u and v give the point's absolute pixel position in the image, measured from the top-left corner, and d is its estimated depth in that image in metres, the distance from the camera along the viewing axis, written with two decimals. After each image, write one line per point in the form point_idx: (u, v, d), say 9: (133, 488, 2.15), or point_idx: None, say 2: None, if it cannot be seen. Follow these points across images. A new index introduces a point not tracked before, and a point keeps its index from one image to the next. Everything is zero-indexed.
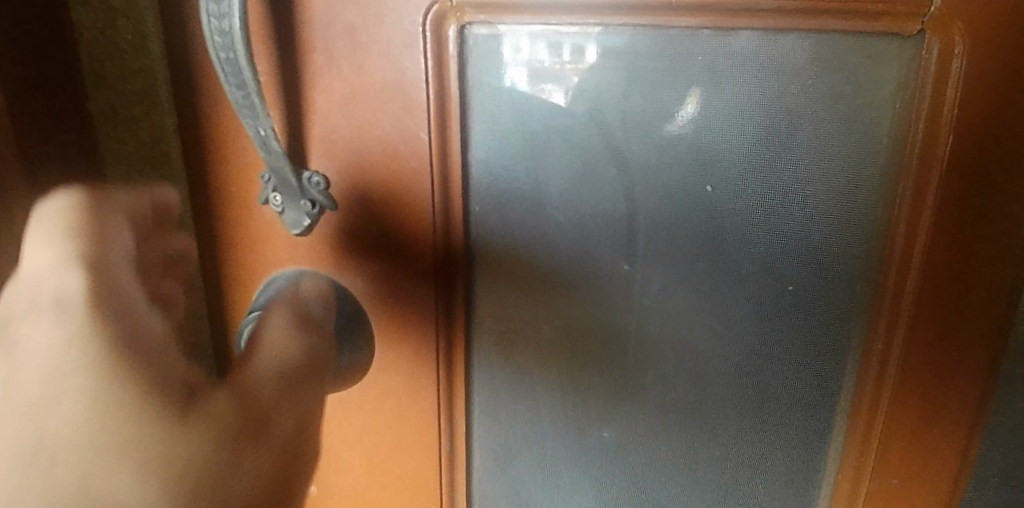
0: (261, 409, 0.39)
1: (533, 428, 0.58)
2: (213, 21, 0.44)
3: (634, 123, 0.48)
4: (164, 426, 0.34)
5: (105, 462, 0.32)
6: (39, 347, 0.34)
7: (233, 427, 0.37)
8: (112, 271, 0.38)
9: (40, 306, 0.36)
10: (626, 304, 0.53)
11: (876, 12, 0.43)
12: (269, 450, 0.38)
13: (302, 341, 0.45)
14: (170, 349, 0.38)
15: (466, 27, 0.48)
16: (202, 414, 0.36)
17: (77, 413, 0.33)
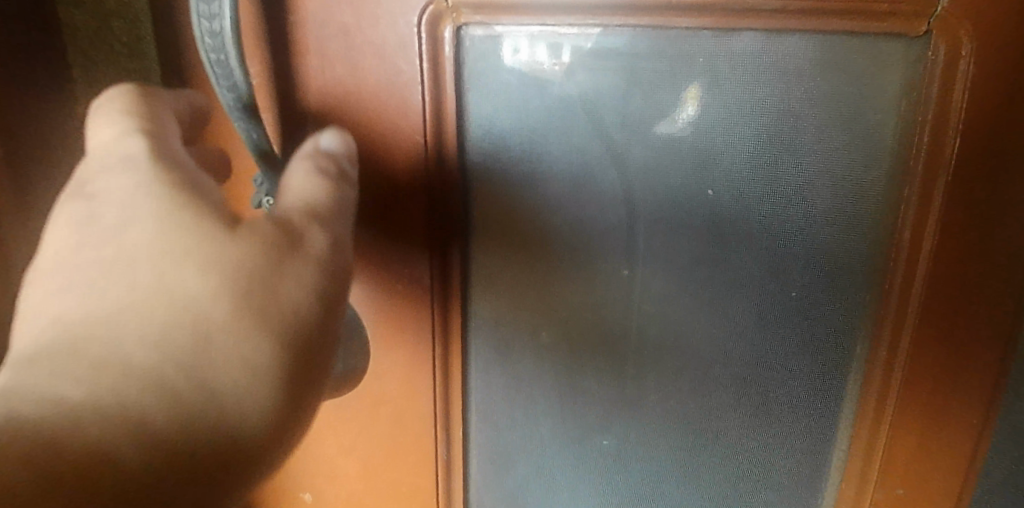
0: (297, 222, 0.36)
1: (531, 436, 0.57)
2: (203, 22, 0.43)
3: (634, 126, 0.47)
4: (213, 237, 0.32)
5: (146, 306, 0.30)
6: (111, 196, 0.33)
7: (286, 240, 0.35)
8: (163, 137, 0.37)
9: (108, 170, 0.34)
10: (626, 309, 0.52)
11: (882, 12, 0.41)
12: (312, 259, 0.35)
13: (328, 197, 0.39)
14: (214, 192, 0.35)
15: (462, 28, 0.47)
16: (228, 246, 0.32)
17: (148, 231, 0.32)
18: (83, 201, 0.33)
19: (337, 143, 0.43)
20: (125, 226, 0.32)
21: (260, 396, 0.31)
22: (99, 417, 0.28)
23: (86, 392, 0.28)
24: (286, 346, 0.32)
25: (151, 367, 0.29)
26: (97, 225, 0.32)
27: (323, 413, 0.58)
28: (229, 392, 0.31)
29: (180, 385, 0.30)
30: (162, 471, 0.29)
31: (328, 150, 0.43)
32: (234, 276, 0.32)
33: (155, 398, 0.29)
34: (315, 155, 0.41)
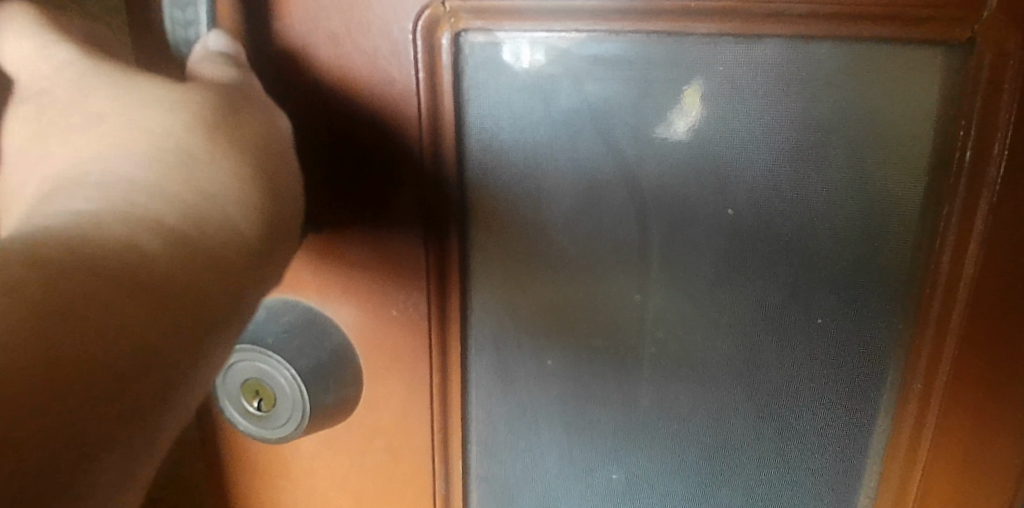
0: (243, 87, 0.35)
1: (531, 470, 0.53)
2: (178, 29, 0.40)
3: (648, 139, 0.44)
4: (163, 88, 0.30)
5: (130, 141, 0.28)
6: (58, 91, 0.30)
7: (230, 93, 0.33)
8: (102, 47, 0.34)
9: (47, 71, 0.31)
10: (638, 336, 0.48)
11: (920, 17, 0.38)
12: (263, 111, 0.34)
13: (238, 79, 0.35)
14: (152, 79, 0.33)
15: (461, 35, 0.43)
16: (186, 93, 0.31)
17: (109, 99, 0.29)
18: (26, 110, 0.30)
19: (227, 44, 0.38)
20: (87, 101, 0.29)
21: (255, 220, 0.29)
22: (114, 219, 0.24)
23: (95, 206, 0.25)
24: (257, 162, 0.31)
25: (155, 181, 0.26)
26: (51, 115, 0.30)
27: (314, 445, 0.54)
28: (233, 208, 0.28)
29: (187, 197, 0.27)
30: (191, 280, 0.25)
31: (217, 46, 0.38)
32: (197, 116, 0.30)
33: (168, 206, 0.26)
34: (212, 56, 0.37)
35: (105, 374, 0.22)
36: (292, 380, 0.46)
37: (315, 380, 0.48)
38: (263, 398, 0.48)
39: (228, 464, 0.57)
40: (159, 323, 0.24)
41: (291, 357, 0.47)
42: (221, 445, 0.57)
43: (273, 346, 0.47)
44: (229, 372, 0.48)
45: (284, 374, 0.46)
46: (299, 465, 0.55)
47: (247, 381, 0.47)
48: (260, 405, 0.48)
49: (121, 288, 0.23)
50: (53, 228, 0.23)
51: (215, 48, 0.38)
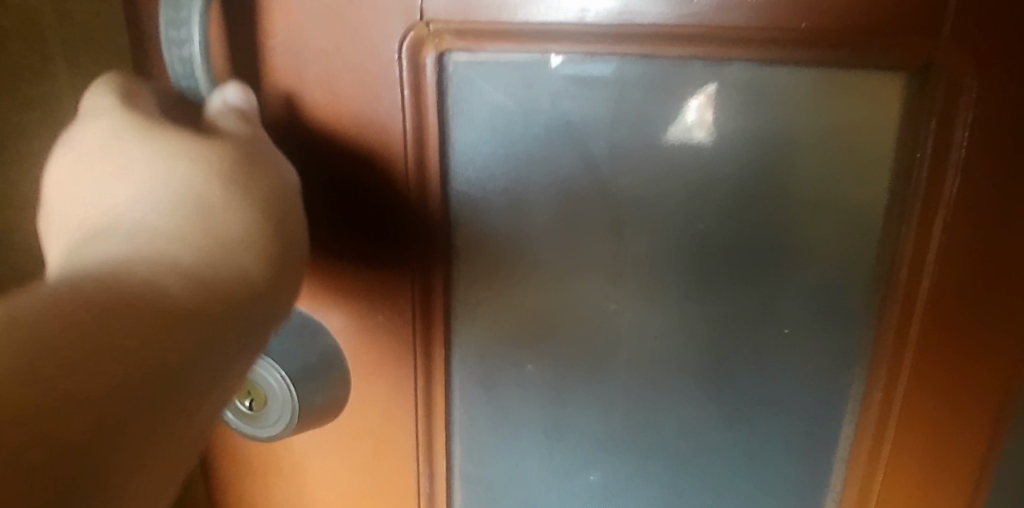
0: (263, 148, 0.38)
1: (514, 470, 0.55)
2: (173, 49, 0.42)
3: (623, 157, 0.46)
4: (191, 141, 0.35)
5: (161, 190, 0.32)
6: (89, 142, 0.35)
7: (252, 149, 0.37)
8: (136, 96, 0.39)
9: (82, 123, 0.36)
10: (615, 345, 0.50)
11: (880, 44, 0.40)
12: (279, 171, 0.38)
13: (251, 133, 0.39)
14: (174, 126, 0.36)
15: (445, 54, 0.45)
16: (210, 146, 0.35)
17: (143, 149, 0.34)
18: (62, 161, 0.35)
19: (244, 97, 0.41)
20: (126, 151, 0.34)
21: (265, 262, 0.33)
22: (158, 264, 0.29)
23: (127, 250, 0.29)
24: (270, 212, 0.35)
25: (174, 224, 0.31)
26: (91, 164, 0.34)
27: (304, 445, 0.57)
28: (244, 247, 0.32)
29: (205, 229, 0.31)
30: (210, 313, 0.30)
31: (233, 99, 0.40)
32: (215, 159, 0.34)
33: (187, 247, 0.31)
34: (232, 114, 0.39)
35: (143, 390, 0.27)
36: (282, 382, 0.48)
37: (304, 382, 0.50)
38: (254, 399, 0.50)
39: (222, 460, 0.60)
40: (192, 333, 0.29)
41: (281, 360, 0.49)
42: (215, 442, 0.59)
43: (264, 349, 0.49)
44: None
45: (274, 376, 0.48)
46: (290, 462, 0.58)
47: None
48: (251, 405, 0.50)
49: (156, 308, 0.28)
50: (96, 269, 0.28)
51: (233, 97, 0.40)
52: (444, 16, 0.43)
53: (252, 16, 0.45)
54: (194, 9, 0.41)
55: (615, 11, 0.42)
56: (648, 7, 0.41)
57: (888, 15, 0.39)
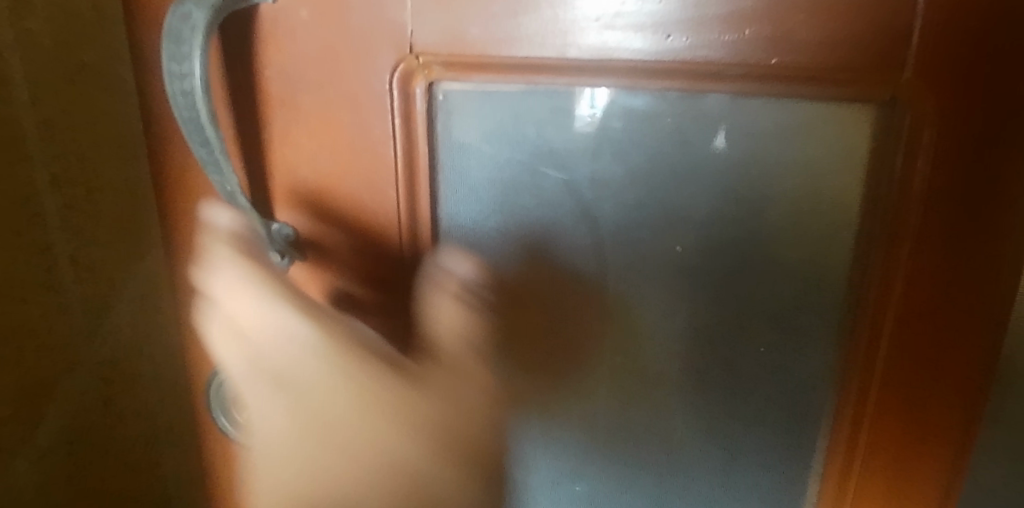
0: (445, 343, 0.51)
1: (505, 476, 0.58)
2: (175, 81, 0.44)
3: (604, 184, 0.48)
4: (331, 330, 0.49)
5: (354, 414, 0.49)
6: (258, 332, 0.50)
7: (380, 355, 0.50)
8: (259, 253, 0.50)
9: (230, 294, 0.49)
10: (598, 357, 0.53)
11: (847, 80, 0.41)
12: (445, 331, 0.51)
13: (462, 325, 0.51)
14: (323, 318, 0.49)
15: (433, 84, 0.47)
16: (342, 336, 0.49)
17: (318, 369, 0.49)
18: (238, 352, 0.51)
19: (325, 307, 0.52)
20: (296, 358, 0.50)
21: (434, 451, 0.51)
22: (380, 475, 0.51)
23: (340, 484, 0.52)
24: (439, 427, 0.49)
25: (387, 454, 0.50)
26: (288, 387, 0.50)
27: None
28: (409, 445, 0.50)
29: (388, 469, 0.51)
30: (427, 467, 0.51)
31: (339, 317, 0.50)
32: (350, 344, 0.49)
33: (396, 468, 0.51)
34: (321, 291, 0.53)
35: None
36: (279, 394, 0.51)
37: None
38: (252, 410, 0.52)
39: (221, 470, 0.61)
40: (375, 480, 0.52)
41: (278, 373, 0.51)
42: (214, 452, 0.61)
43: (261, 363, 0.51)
44: None
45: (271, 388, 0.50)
46: None
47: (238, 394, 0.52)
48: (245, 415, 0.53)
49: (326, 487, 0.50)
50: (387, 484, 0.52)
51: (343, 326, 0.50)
52: (433, 48, 0.45)
53: (251, 48, 0.47)
54: (196, 44, 0.43)
55: (594, 49, 0.43)
56: (627, 42, 0.43)
57: (858, 54, 0.40)
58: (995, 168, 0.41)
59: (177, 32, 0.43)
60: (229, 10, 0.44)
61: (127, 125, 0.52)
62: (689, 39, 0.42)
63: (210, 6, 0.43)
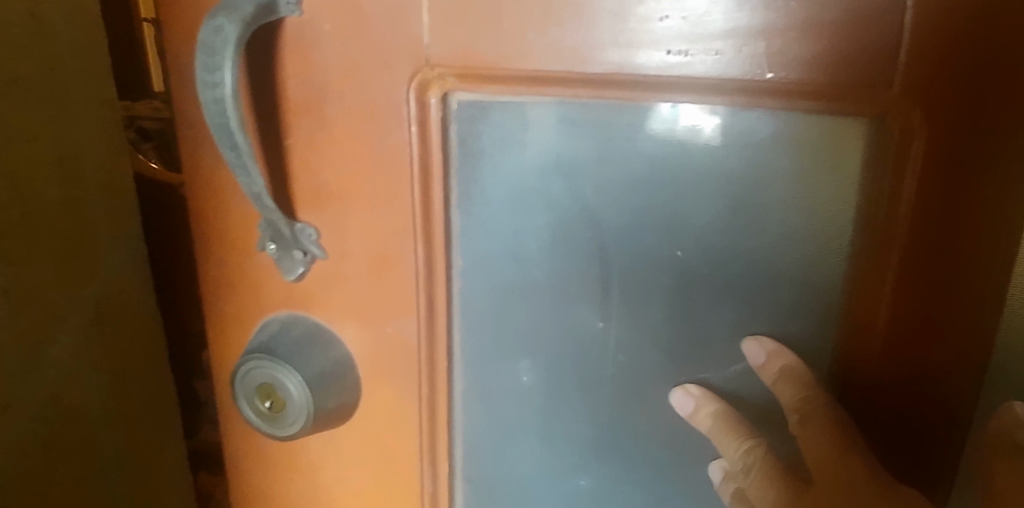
0: (807, 391, 0.48)
1: (511, 469, 0.60)
2: (208, 90, 0.47)
3: (609, 190, 0.50)
4: (781, 379, 0.49)
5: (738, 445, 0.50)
6: (727, 439, 0.50)
7: (817, 393, 0.47)
8: (709, 396, 0.51)
9: (700, 405, 0.51)
10: (602, 359, 0.54)
11: (837, 95, 0.43)
12: (822, 400, 0.47)
13: (797, 378, 0.48)
14: (810, 385, 0.48)
15: (448, 94, 0.50)
16: (791, 386, 0.48)
17: (730, 422, 0.50)
18: (707, 419, 0.51)
19: (681, 398, 0.52)
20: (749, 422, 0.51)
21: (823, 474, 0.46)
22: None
23: None
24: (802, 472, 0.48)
25: (750, 484, 0.49)
26: (727, 431, 0.50)
27: (320, 444, 0.62)
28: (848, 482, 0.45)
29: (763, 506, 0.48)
30: None
31: (695, 384, 0.53)
32: (383, 336, 0.57)
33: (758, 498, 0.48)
34: (702, 393, 0.52)
35: None
36: (299, 386, 0.54)
37: (319, 386, 0.55)
38: (275, 401, 0.55)
39: (246, 454, 0.65)
40: None
41: (299, 366, 0.55)
42: (240, 438, 0.65)
43: (283, 356, 0.55)
44: (247, 376, 0.56)
45: (292, 381, 0.54)
46: (306, 458, 0.63)
47: (261, 385, 0.55)
48: (270, 406, 0.56)
49: None
50: None
51: (697, 396, 0.52)
52: (447, 61, 0.49)
53: (279, 57, 0.51)
54: (227, 55, 0.47)
55: (608, 66, 0.46)
56: (628, 58, 0.46)
57: (851, 72, 0.42)
58: (978, 198, 0.42)
59: (211, 45, 0.47)
60: (259, 23, 0.48)
61: (93, 141, 0.66)
62: (690, 56, 0.45)
63: (242, 19, 0.47)
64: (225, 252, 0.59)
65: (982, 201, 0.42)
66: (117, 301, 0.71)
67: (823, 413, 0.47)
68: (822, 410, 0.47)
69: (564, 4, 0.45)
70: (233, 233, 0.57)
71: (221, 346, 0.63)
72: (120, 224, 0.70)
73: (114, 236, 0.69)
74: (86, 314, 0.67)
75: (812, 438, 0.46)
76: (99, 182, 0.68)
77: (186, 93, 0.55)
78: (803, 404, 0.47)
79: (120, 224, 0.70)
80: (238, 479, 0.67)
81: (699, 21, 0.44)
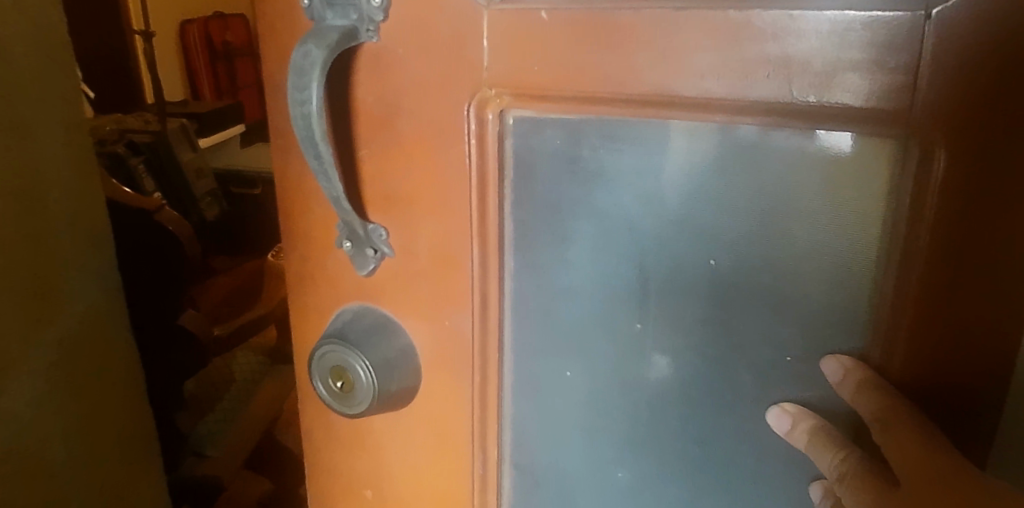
0: (897, 402, 0.46)
1: (559, 457, 0.65)
2: (297, 106, 0.55)
3: (647, 201, 0.55)
4: (858, 386, 0.48)
5: (830, 451, 0.50)
6: (820, 448, 0.50)
7: (905, 404, 0.47)
8: (806, 411, 0.52)
9: (796, 419, 0.52)
10: (639, 358, 0.58)
11: (862, 115, 0.45)
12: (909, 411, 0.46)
13: (885, 388, 0.47)
14: (896, 395, 0.47)
15: (505, 111, 0.56)
16: (876, 395, 0.47)
17: (819, 429, 0.50)
18: (801, 430, 0.51)
19: (776, 416, 0.53)
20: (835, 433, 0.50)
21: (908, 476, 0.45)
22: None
23: None
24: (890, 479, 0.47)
25: (848, 490, 0.48)
26: (820, 438, 0.50)
27: (384, 425, 0.68)
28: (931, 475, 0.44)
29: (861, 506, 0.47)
30: None
31: (792, 404, 0.53)
32: (440, 329, 0.63)
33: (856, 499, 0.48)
34: (799, 410, 0.52)
35: None
36: (366, 370, 0.61)
37: (383, 371, 0.62)
38: (344, 382, 0.62)
39: (320, 431, 0.73)
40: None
41: (365, 351, 0.61)
42: (315, 415, 0.72)
43: (353, 342, 0.62)
44: (322, 358, 0.63)
45: (359, 364, 0.61)
46: (372, 437, 0.70)
47: (333, 367, 0.62)
48: (341, 386, 0.62)
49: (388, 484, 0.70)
50: None
51: (793, 413, 0.52)
52: (504, 82, 0.54)
53: (359, 77, 0.59)
54: (314, 77, 0.54)
55: (647, 88, 0.51)
56: (666, 80, 0.50)
57: (874, 96, 0.44)
58: (1004, 221, 0.43)
59: (301, 66, 0.54)
60: (343, 48, 0.56)
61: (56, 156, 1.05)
62: (722, 80, 0.48)
63: (328, 45, 0.54)
64: (308, 249, 0.66)
65: (1008, 224, 0.43)
66: (89, 327, 1.12)
67: (905, 421, 0.46)
68: (903, 418, 0.46)
69: (609, 31, 0.50)
70: (316, 232, 0.65)
71: (302, 332, 0.71)
72: (104, 255, 1.15)
73: (84, 263, 1.11)
74: (53, 350, 1.06)
75: (900, 445, 0.46)
76: (66, 191, 1.08)
77: (279, 109, 0.63)
78: (883, 412, 0.47)
79: (96, 250, 1.13)
80: (313, 454, 0.75)
81: (729, 47, 0.47)
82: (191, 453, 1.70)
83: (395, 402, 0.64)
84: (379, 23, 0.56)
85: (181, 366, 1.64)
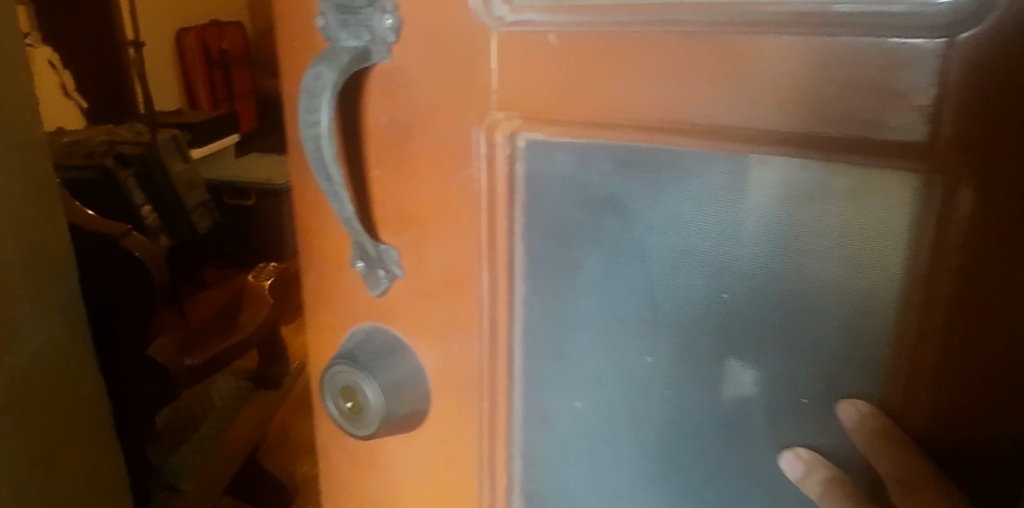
0: (917, 461, 0.44)
1: (566, 488, 0.63)
2: (307, 128, 0.55)
3: (656, 231, 0.52)
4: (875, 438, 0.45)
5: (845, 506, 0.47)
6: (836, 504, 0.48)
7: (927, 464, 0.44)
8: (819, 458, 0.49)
9: (808, 471, 0.49)
10: (650, 392, 0.56)
11: (882, 147, 0.42)
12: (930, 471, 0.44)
13: (903, 445, 0.45)
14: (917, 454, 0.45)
15: (514, 135, 0.54)
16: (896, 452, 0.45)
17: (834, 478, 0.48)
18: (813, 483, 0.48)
19: (790, 462, 0.50)
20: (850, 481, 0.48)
21: None
22: None
23: None
24: None
25: None
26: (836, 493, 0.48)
27: (395, 446, 0.68)
28: None
29: None
30: None
31: (805, 448, 0.50)
32: (451, 352, 0.62)
33: None
34: (814, 459, 0.49)
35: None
36: (375, 392, 0.60)
37: (392, 394, 0.61)
38: (355, 404, 0.62)
39: (334, 450, 0.73)
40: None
41: (375, 374, 0.61)
42: (329, 434, 0.73)
43: (363, 364, 0.61)
44: (333, 379, 0.63)
45: (369, 386, 0.60)
46: (384, 458, 0.70)
47: (344, 388, 0.62)
48: (351, 407, 0.62)
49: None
50: None
51: (807, 461, 0.49)
52: (513, 105, 0.53)
53: (372, 98, 0.59)
54: (325, 99, 0.54)
55: (657, 113, 0.49)
56: (678, 105, 0.48)
57: (893, 128, 0.42)
58: None
59: (312, 89, 0.54)
60: (354, 70, 0.56)
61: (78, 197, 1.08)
62: (734, 106, 0.46)
63: (339, 67, 0.54)
64: (323, 268, 0.66)
65: None
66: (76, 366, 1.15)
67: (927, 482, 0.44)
68: (923, 479, 0.44)
69: (620, 54, 0.49)
70: (331, 251, 0.65)
71: (318, 349, 0.71)
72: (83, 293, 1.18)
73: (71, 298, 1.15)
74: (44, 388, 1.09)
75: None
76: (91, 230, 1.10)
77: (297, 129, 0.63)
78: (903, 470, 0.45)
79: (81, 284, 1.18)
80: (327, 471, 0.75)
81: (741, 73, 0.45)
82: (163, 488, 1.53)
83: (404, 424, 0.64)
84: (391, 45, 0.56)
85: (140, 399, 1.43)
